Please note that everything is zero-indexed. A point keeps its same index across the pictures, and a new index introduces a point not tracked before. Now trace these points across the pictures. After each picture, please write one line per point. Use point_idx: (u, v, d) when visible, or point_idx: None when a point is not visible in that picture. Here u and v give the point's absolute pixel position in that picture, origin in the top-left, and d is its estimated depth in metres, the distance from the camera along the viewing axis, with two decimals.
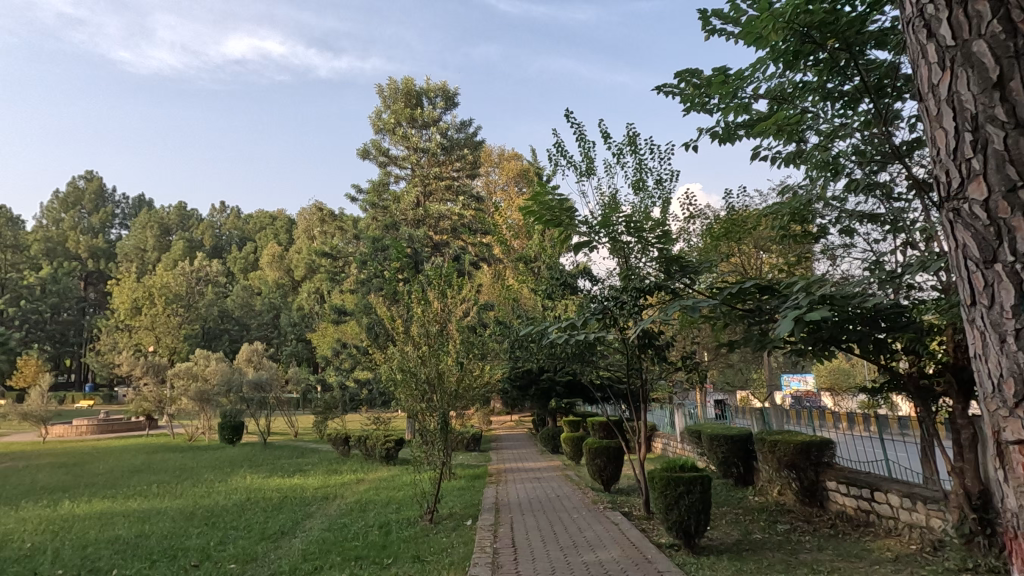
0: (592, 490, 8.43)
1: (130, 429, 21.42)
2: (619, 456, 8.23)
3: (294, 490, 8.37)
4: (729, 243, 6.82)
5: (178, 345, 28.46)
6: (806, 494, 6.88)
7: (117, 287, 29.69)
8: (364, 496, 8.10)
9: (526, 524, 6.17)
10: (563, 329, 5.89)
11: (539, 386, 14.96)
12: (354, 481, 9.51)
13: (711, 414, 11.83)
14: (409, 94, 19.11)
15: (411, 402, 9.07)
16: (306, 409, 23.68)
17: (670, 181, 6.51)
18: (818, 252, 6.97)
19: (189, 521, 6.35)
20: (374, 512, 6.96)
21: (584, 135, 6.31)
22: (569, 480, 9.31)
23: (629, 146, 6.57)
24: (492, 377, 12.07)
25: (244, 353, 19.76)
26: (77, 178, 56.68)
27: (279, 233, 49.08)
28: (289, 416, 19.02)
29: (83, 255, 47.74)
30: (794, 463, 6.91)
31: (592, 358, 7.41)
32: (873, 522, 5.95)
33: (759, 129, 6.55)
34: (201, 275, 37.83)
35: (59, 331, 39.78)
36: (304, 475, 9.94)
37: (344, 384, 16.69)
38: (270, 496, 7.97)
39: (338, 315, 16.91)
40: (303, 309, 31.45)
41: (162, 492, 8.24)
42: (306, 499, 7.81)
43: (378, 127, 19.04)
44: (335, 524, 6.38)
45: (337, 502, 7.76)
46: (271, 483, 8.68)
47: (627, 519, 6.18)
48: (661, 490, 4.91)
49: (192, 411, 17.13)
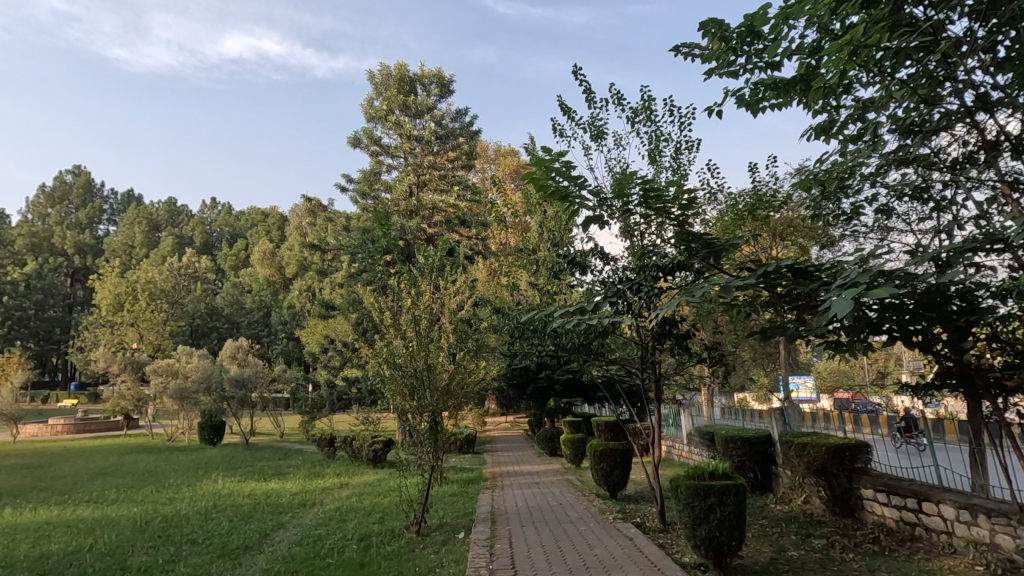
0: (597, 497, 7.69)
1: (108, 429, 20.49)
2: (627, 459, 7.50)
3: (269, 496, 7.58)
4: (754, 221, 6.10)
5: (163, 342, 27.52)
6: (838, 504, 6.19)
7: (100, 282, 28.73)
8: (345, 503, 7.33)
9: (526, 539, 5.40)
10: (569, 315, 5.16)
11: (537, 385, 14.20)
12: (337, 486, 8.72)
13: (719, 414, 11.15)
14: (402, 80, 18.39)
15: (400, 400, 8.30)
16: (293, 410, 22.79)
17: (691, 151, 5.75)
18: (851, 233, 6.29)
19: (140, 533, 5.56)
20: (353, 522, 6.19)
21: (592, 96, 5.55)
22: (571, 486, 8.54)
23: (643, 111, 5.82)
24: (486, 375, 11.31)
25: (228, 350, 18.90)
26: (67, 173, 55.71)
27: (271, 230, 48.19)
28: (274, 415, 18.15)
29: (69, 251, 46.68)
30: (824, 469, 6.20)
31: (600, 350, 6.67)
32: (920, 536, 5.25)
33: (789, 93, 5.86)
34: (189, 271, 36.92)
35: (42, 328, 38.72)
36: (283, 480, 9.15)
37: (332, 382, 15.89)
38: (240, 503, 7.17)
39: (326, 310, 16.12)
40: (293, 306, 30.63)
41: (121, 497, 7.42)
42: (280, 507, 7.02)
43: (370, 115, 18.27)
44: (308, 537, 5.60)
45: (314, 510, 6.99)
46: (243, 489, 7.88)
47: (641, 532, 5.45)
48: (688, 501, 4.16)
49: (172, 410, 16.29)
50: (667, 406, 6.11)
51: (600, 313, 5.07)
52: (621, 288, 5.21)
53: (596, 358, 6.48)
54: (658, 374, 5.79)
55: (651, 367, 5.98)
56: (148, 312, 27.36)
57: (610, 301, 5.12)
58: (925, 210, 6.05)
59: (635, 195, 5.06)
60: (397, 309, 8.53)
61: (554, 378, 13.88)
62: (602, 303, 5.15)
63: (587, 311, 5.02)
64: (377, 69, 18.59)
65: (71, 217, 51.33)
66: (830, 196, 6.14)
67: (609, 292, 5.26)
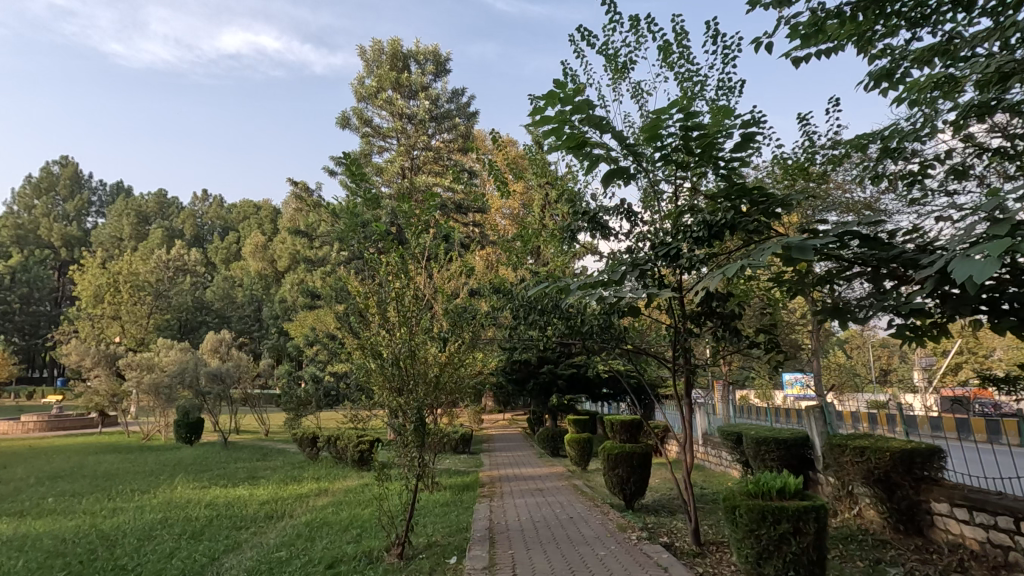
0: (611, 507, 6.68)
1: (84, 426, 19.40)
2: (646, 464, 6.51)
3: (232, 507, 6.55)
4: (808, 181, 5.08)
5: (146, 336, 26.40)
6: (902, 520, 5.21)
7: (81, 273, 27.55)
8: (319, 514, 6.30)
9: (534, 567, 4.37)
10: (582, 290, 4.09)
11: (538, 380, 13.19)
12: (314, 494, 7.68)
13: (738, 414, 10.20)
14: (395, 57, 17.30)
15: (384, 395, 7.27)
16: (280, 406, 21.77)
17: (734, 93, 4.66)
18: (919, 198, 5.27)
19: (57, 560, 4.51)
20: (324, 541, 5.16)
21: (615, 20, 4.51)
22: (580, 493, 7.54)
23: (676, 43, 4.75)
24: (483, 368, 10.29)
25: (210, 342, 17.81)
26: (53, 163, 54.51)
27: (264, 223, 47.07)
28: (258, 412, 17.11)
29: (56, 243, 45.40)
30: (887, 478, 5.18)
31: (619, 337, 5.66)
32: (1016, 564, 4.20)
33: (854, 22, 4.84)
34: (177, 264, 35.79)
35: (26, 323, 37.50)
36: (255, 486, 8.08)
37: (319, 377, 14.84)
38: (196, 514, 6.14)
39: (313, 299, 15.12)
40: (284, 299, 29.60)
41: (59, 508, 6.36)
42: (243, 521, 5.98)
43: (360, 94, 17.19)
44: (265, 563, 4.56)
45: (283, 523, 5.97)
46: (204, 498, 6.82)
47: (673, 557, 4.43)
48: (751, 529, 3.15)
49: (148, 407, 15.22)
50: (697, 408, 5.10)
51: (624, 287, 3.98)
52: (651, 257, 4.12)
53: (616, 349, 5.36)
54: (690, 367, 4.75)
55: (681, 357, 4.97)
56: (131, 304, 26.22)
57: (639, 272, 4.02)
58: (1003, 170, 5.05)
59: (670, 138, 3.98)
60: (383, 292, 7.50)
61: (557, 372, 12.90)
62: (628, 273, 4.06)
63: (607, 284, 3.92)
64: (368, 45, 17.50)
65: (58, 209, 50.04)
66: (890, 154, 5.14)
67: (634, 261, 4.19)
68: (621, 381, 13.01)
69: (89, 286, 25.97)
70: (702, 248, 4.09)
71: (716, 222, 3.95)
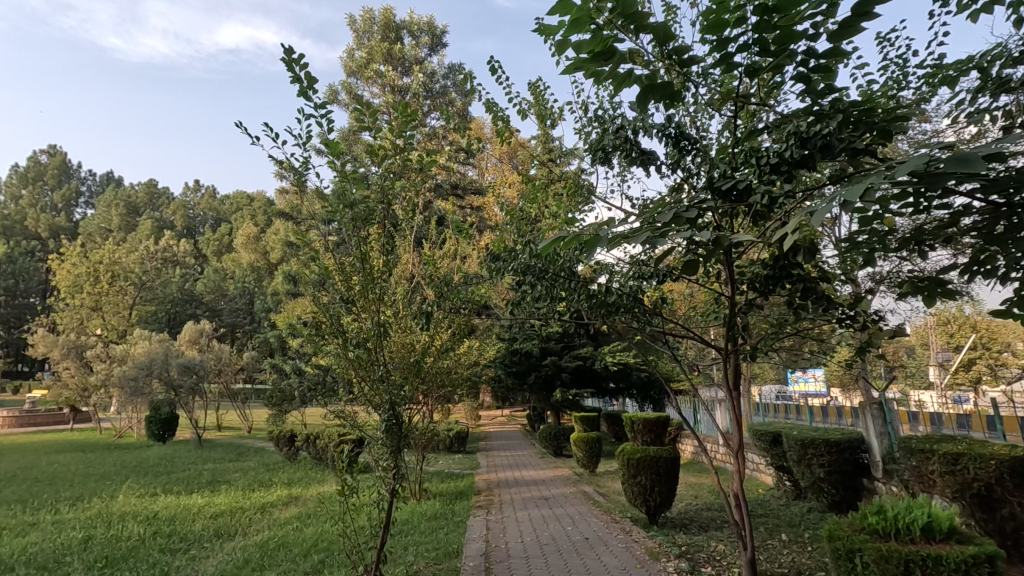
0: (631, 521, 5.59)
1: (56, 423, 18.26)
2: (672, 471, 5.44)
3: (176, 521, 5.43)
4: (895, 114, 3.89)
5: (129, 329, 25.17)
6: (1007, 545, 4.13)
7: (60, 263, 26.29)
8: (280, 530, 5.22)
9: None
10: (603, 241, 2.93)
11: (539, 373, 12.13)
12: (281, 503, 6.56)
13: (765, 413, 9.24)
14: (387, 28, 16.15)
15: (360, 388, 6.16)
16: (266, 403, 20.64)
17: None
18: None
19: None
20: (275, 571, 4.07)
21: None
22: (593, 503, 6.47)
23: None
24: (478, 358, 9.20)
25: (188, 333, 16.65)
26: (40, 153, 53.14)
27: (256, 214, 45.85)
28: (241, 408, 15.99)
29: (43, 234, 44.09)
30: (990, 493, 4.09)
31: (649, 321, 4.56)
32: None
33: None
34: (165, 255, 34.56)
35: (10, 316, 36.20)
36: (213, 493, 6.95)
37: (303, 369, 13.72)
38: (128, 532, 5.05)
39: (296, 286, 14.00)
40: (275, 291, 28.46)
41: None
42: (182, 542, 4.85)
43: (349, 68, 16.03)
44: None
45: (232, 543, 4.88)
46: (145, 511, 5.70)
47: None
48: None
49: (118, 402, 14.09)
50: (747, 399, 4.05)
51: (660, 238, 2.81)
52: (709, 197, 2.91)
53: (640, 331, 4.17)
54: (744, 346, 3.62)
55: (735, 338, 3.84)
56: (112, 294, 25.02)
57: (684, 216, 2.86)
58: None
59: (737, 25, 2.74)
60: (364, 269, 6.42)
61: (560, 364, 11.86)
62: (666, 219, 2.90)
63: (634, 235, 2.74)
64: (358, 16, 16.35)
65: (46, 199, 48.70)
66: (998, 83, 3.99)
67: (676, 203, 3.01)
68: (631, 374, 12.40)
69: (68, 276, 24.73)
70: (775, 183, 2.87)
71: (798, 145, 2.73)
